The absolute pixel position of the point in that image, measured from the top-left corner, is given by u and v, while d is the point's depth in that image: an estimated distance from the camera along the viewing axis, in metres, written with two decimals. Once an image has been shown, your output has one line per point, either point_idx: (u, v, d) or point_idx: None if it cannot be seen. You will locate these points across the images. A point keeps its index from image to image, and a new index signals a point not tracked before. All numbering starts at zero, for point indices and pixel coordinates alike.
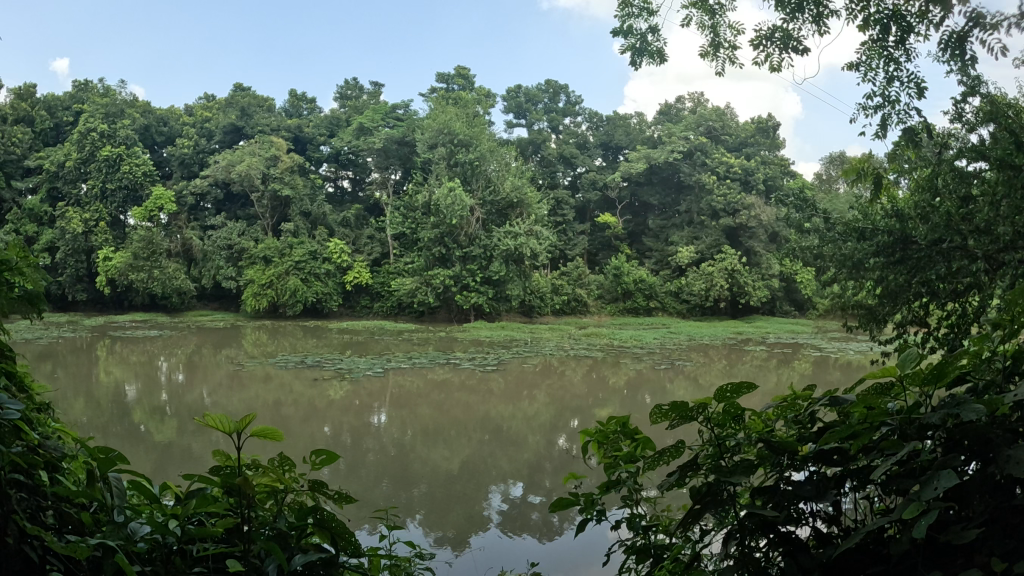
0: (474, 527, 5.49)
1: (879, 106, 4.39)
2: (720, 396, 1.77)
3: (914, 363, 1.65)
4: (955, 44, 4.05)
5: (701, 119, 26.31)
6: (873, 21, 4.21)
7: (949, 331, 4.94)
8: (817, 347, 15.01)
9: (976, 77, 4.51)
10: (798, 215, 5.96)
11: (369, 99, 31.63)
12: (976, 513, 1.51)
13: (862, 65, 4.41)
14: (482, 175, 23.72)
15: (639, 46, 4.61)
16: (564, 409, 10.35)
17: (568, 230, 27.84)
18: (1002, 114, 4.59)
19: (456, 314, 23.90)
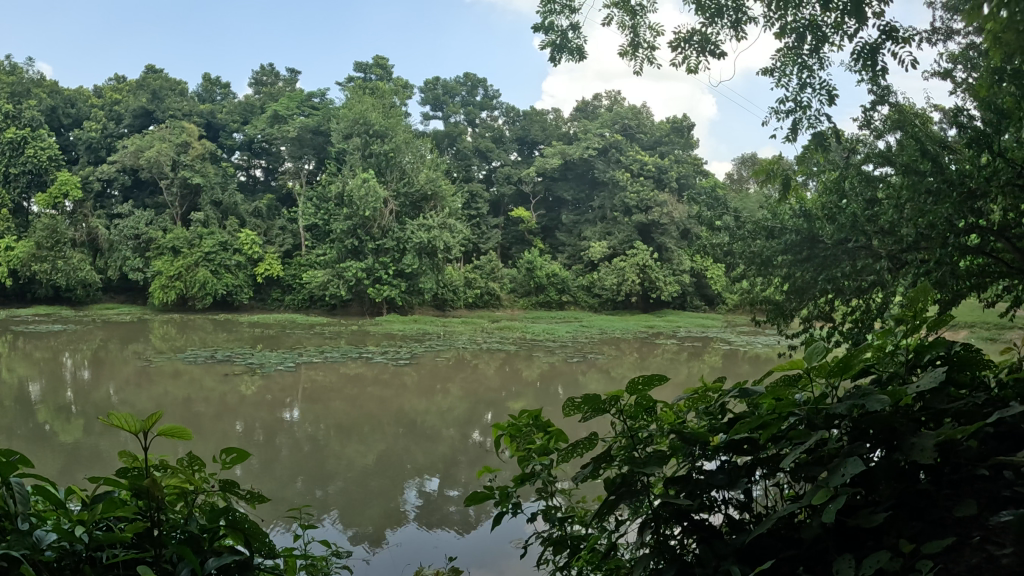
0: (391, 522, 5.46)
1: (791, 111, 4.51)
2: (631, 389, 1.80)
3: (821, 356, 1.71)
4: (868, 55, 4.18)
5: (617, 116, 26.67)
6: (790, 29, 4.32)
7: (855, 326, 5.13)
8: (725, 340, 15.34)
9: (885, 87, 4.72)
10: (710, 213, 6.11)
11: (284, 86, 30.98)
12: (883, 497, 1.59)
13: (777, 71, 4.53)
14: (397, 166, 23.50)
15: (560, 42, 4.63)
16: (478, 402, 10.39)
17: (481, 223, 27.88)
18: (907, 123, 4.91)
19: (369, 308, 23.72)
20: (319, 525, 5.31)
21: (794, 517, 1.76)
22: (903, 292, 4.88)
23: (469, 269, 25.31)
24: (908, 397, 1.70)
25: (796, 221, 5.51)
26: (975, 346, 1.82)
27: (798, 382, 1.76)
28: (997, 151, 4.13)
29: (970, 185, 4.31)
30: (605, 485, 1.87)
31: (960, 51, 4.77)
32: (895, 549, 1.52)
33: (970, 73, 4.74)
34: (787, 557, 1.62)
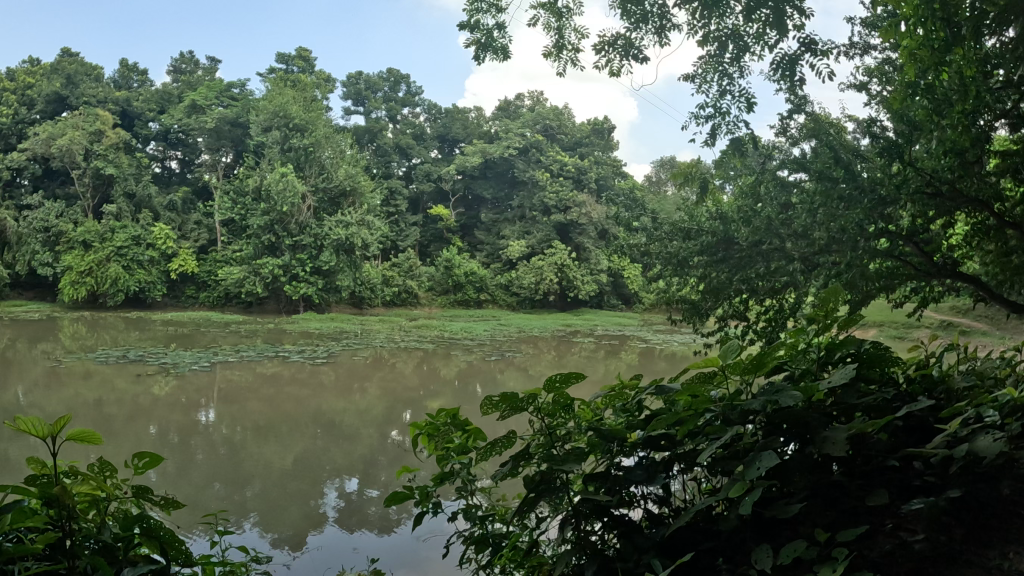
0: (312, 525, 5.39)
1: (711, 117, 4.60)
2: (548, 387, 1.82)
3: (735, 355, 1.76)
4: (786, 66, 4.29)
5: (538, 117, 26.84)
6: (712, 38, 4.41)
7: (769, 326, 5.24)
8: (641, 339, 15.57)
9: (803, 96, 4.87)
10: (627, 214, 6.19)
11: (203, 75, 30.14)
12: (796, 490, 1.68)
13: (698, 78, 4.61)
14: (316, 161, 23.20)
15: (484, 41, 4.63)
16: (397, 400, 10.35)
17: (400, 221, 27.64)
18: (822, 132, 5.09)
19: (286, 305, 23.35)
20: (238, 531, 5.20)
21: (711, 510, 1.85)
22: (816, 293, 5.02)
23: (387, 267, 25.12)
24: (824, 393, 1.85)
25: (712, 223, 5.72)
26: (881, 345, 1.98)
27: (713, 381, 1.84)
28: (908, 161, 4.32)
29: (881, 192, 4.57)
30: (524, 483, 1.89)
31: (875, 65, 4.98)
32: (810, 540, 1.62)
33: (884, 87, 4.95)
34: (707, 547, 1.71)
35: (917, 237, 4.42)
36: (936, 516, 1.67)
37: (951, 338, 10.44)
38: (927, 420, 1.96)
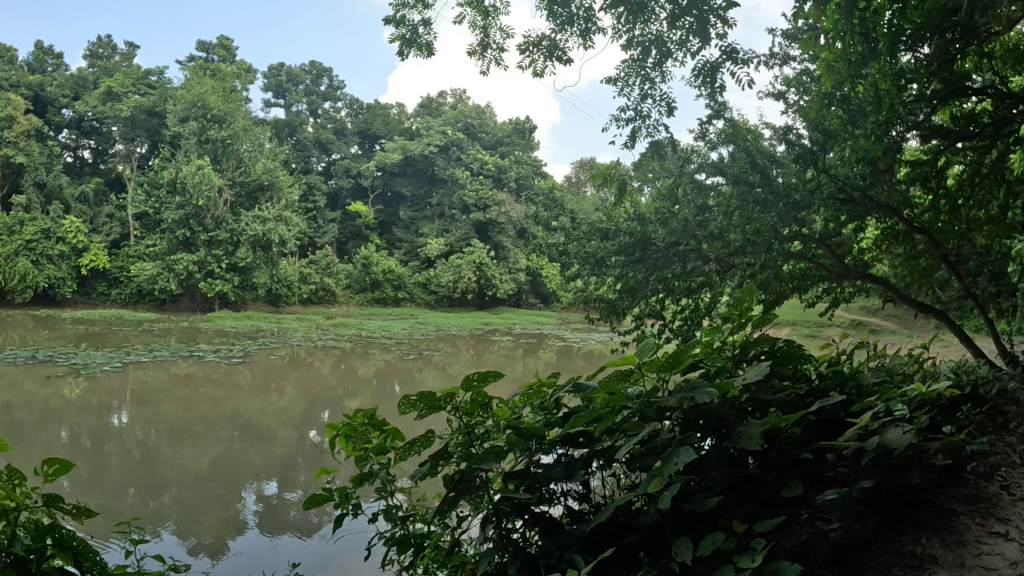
0: (231, 530, 5.28)
1: (631, 120, 4.66)
2: (466, 384, 1.84)
3: (652, 352, 1.94)
4: (707, 73, 4.36)
5: (460, 115, 26.81)
6: (635, 42, 4.45)
7: (684, 325, 5.59)
8: (559, 337, 15.68)
9: (723, 103, 4.97)
10: (546, 213, 6.25)
11: (120, 60, 28.97)
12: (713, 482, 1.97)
13: (620, 81, 4.67)
14: (233, 154, 22.66)
15: (410, 37, 4.60)
16: (315, 401, 10.20)
17: (318, 217, 27.15)
18: (740, 137, 5.19)
19: (200, 303, 23.07)
20: (154, 539, 5.06)
21: (631, 504, 2.02)
22: (728, 292, 5.26)
23: (303, 264, 24.70)
24: (742, 390, 2.16)
25: (630, 224, 5.70)
26: (794, 342, 2.28)
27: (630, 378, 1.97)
28: (823, 169, 4.55)
29: (795, 197, 4.69)
30: (444, 482, 1.91)
31: (794, 76, 5.11)
32: (729, 528, 1.93)
33: (802, 97, 5.08)
34: (629, 540, 1.88)
35: (829, 239, 4.74)
36: (850, 508, 2.07)
37: (860, 336, 10.86)
38: (838, 414, 2.45)
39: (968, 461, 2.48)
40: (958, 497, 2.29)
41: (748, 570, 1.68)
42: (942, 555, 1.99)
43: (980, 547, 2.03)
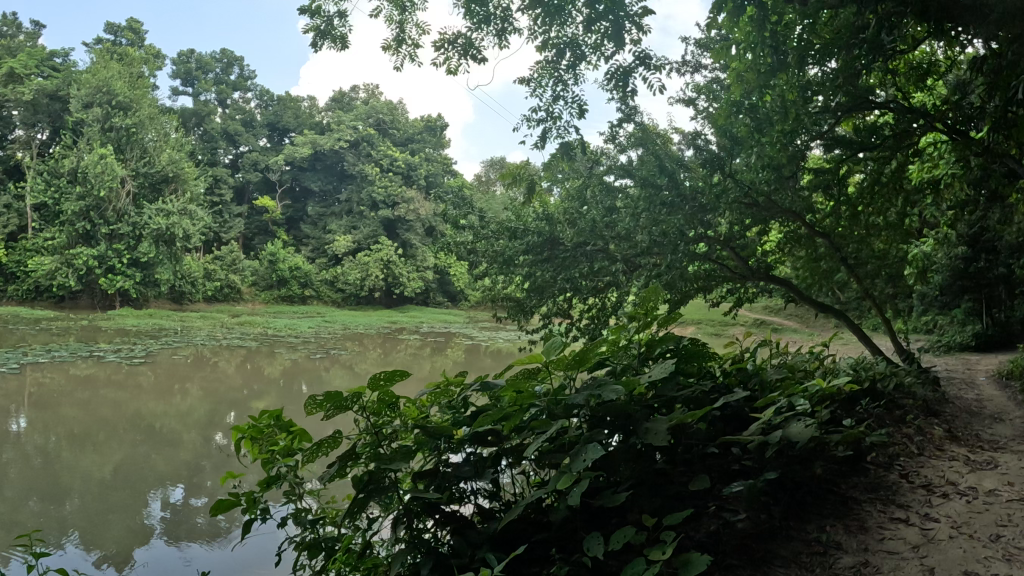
0: (137, 540, 5.10)
1: (542, 120, 4.69)
2: (374, 383, 1.84)
3: (558, 351, 1.98)
4: (620, 76, 4.40)
5: (371, 111, 26.59)
6: (550, 44, 4.47)
7: (591, 323, 5.75)
8: (467, 335, 15.65)
9: (633, 107, 5.05)
10: (455, 212, 6.26)
11: (23, 39, 27.01)
12: (622, 477, 2.04)
13: (533, 82, 4.69)
14: (138, 143, 21.82)
15: (324, 28, 4.53)
16: (220, 402, 9.94)
17: (223, 211, 25.98)
18: (649, 141, 5.26)
19: (101, 300, 21.97)
20: (57, 552, 4.85)
21: (541, 501, 2.07)
22: (635, 291, 5.41)
23: (207, 259, 23.55)
24: (647, 387, 2.22)
25: (538, 223, 5.81)
26: (698, 340, 2.36)
27: (537, 376, 2.01)
28: (728, 173, 4.75)
29: (702, 200, 4.86)
30: (353, 484, 1.89)
31: (704, 84, 5.23)
32: (637, 523, 2.01)
33: (711, 104, 5.21)
34: (541, 537, 1.94)
35: (733, 240, 5.02)
36: (754, 500, 2.17)
37: (762, 335, 11.13)
38: (743, 410, 2.55)
39: (868, 453, 2.84)
40: (860, 486, 2.61)
41: (658, 562, 1.74)
42: (846, 540, 2.23)
43: (880, 532, 2.29)
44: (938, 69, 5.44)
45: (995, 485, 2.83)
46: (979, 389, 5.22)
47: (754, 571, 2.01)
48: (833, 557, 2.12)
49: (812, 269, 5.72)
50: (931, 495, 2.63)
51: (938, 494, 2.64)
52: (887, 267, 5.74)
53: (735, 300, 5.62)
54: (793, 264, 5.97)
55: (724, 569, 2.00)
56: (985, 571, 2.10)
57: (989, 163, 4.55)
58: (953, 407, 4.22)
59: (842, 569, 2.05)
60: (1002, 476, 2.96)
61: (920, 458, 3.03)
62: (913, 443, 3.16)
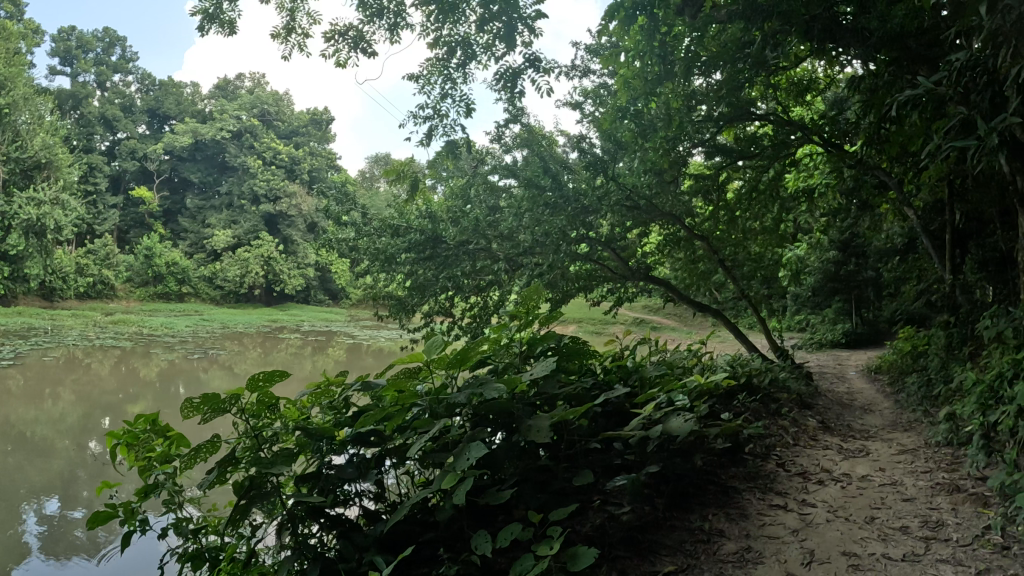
0: (12, 557, 4.80)
1: (429, 118, 4.67)
2: (253, 384, 1.82)
3: (439, 350, 2.01)
4: (509, 78, 4.43)
5: (256, 101, 26.01)
6: (442, 42, 4.46)
7: (473, 322, 5.79)
8: (349, 335, 15.38)
9: (521, 108, 5.10)
10: (338, 208, 6.19)
11: None
12: (508, 475, 2.07)
13: (422, 78, 4.69)
14: (10, 125, 19.96)
15: (213, 11, 4.32)
16: (94, 407, 9.49)
17: (97, 200, 24.06)
18: (534, 142, 5.32)
19: None
20: None
21: (428, 501, 2.08)
22: (516, 290, 5.49)
23: (79, 252, 21.97)
24: (530, 384, 2.26)
25: (421, 221, 5.81)
26: (578, 339, 2.41)
27: (418, 374, 2.04)
28: (612, 177, 4.87)
29: (584, 202, 4.98)
30: (232, 490, 1.86)
31: (591, 88, 5.33)
32: (523, 518, 2.06)
33: (597, 108, 5.33)
34: (428, 537, 1.96)
35: (612, 242, 5.20)
36: (639, 493, 2.25)
37: (641, 334, 11.50)
38: (624, 406, 2.62)
39: (746, 444, 2.95)
40: (740, 475, 2.72)
41: (546, 557, 1.79)
42: (728, 527, 2.32)
43: (760, 519, 2.40)
44: (818, 85, 5.71)
45: (867, 471, 3.00)
46: (848, 382, 5.50)
47: (642, 561, 2.07)
48: (717, 544, 2.21)
49: (690, 269, 5.96)
50: (806, 481, 2.77)
51: (812, 481, 2.79)
52: (761, 270, 6.00)
53: (614, 299, 5.76)
54: (672, 265, 6.15)
55: (611, 561, 2.05)
56: (861, 551, 2.21)
57: (861, 175, 4.83)
58: (825, 399, 4.44)
59: (724, 555, 2.14)
60: (872, 462, 3.14)
61: (796, 447, 3.19)
62: (788, 433, 3.32)
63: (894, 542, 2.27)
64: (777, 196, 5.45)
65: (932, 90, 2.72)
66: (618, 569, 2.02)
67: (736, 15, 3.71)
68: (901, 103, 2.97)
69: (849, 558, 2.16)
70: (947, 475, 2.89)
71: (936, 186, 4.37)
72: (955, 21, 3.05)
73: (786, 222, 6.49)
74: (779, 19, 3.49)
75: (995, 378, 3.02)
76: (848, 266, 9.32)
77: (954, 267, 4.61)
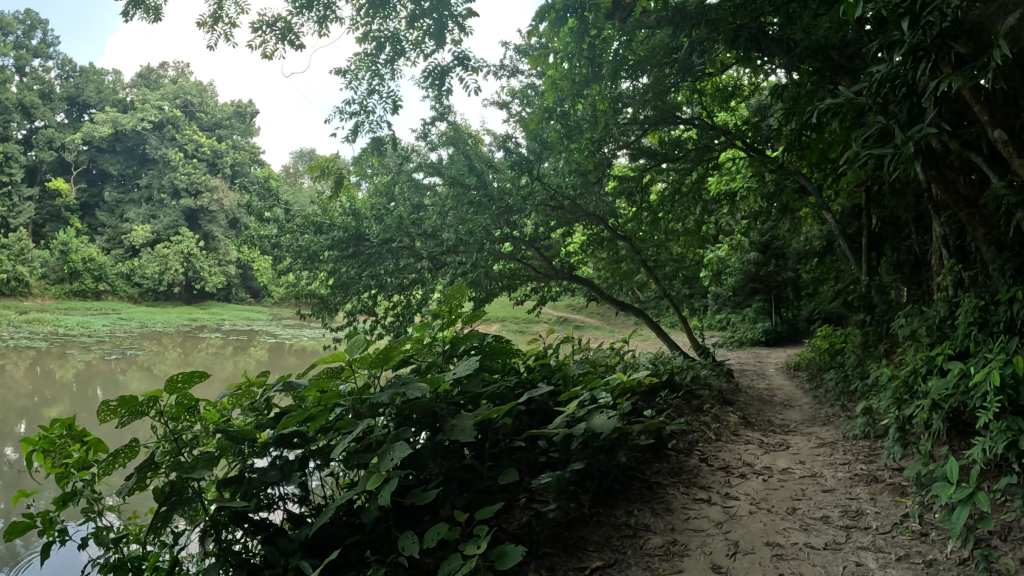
0: None
1: (355, 113, 4.63)
2: (171, 387, 1.78)
3: (361, 349, 2.00)
4: (438, 75, 4.41)
5: (179, 91, 24.66)
6: (371, 37, 4.42)
7: (396, 320, 5.77)
8: (272, 335, 15.01)
9: (448, 107, 5.10)
10: (261, 204, 6.06)
11: None
12: (433, 475, 2.08)
13: (350, 73, 4.64)
14: None
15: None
16: (4, 412, 9.04)
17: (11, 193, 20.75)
18: (461, 141, 5.33)
19: None
20: None
21: (353, 503, 2.07)
22: (440, 289, 5.49)
23: None
24: (453, 383, 2.26)
25: (344, 219, 5.75)
26: (502, 338, 2.44)
27: (341, 373, 2.03)
28: (536, 177, 4.96)
29: (508, 201, 5.02)
30: (152, 495, 1.81)
31: (519, 88, 5.35)
32: (450, 518, 2.06)
33: (524, 108, 5.35)
34: (353, 540, 1.95)
35: (537, 241, 5.31)
36: (565, 490, 2.27)
37: (565, 333, 11.60)
38: (548, 404, 2.65)
39: (669, 441, 3.00)
40: (663, 471, 2.76)
41: (473, 557, 1.80)
42: (654, 522, 2.35)
43: (684, 513, 2.44)
44: (743, 92, 5.83)
45: (788, 464, 3.07)
46: (768, 379, 5.63)
47: (570, 557, 2.08)
48: (642, 538, 2.24)
49: (613, 269, 6.06)
50: (729, 475, 2.83)
51: (735, 475, 2.84)
52: (682, 270, 6.13)
53: (538, 298, 5.79)
54: (595, 264, 6.23)
55: (539, 558, 2.06)
56: (785, 541, 2.27)
57: (782, 179, 4.95)
58: (746, 396, 4.52)
59: (650, 549, 2.17)
60: (793, 456, 3.22)
61: (718, 442, 3.24)
62: (710, 429, 3.37)
63: (815, 532, 2.33)
64: (699, 198, 5.58)
65: (853, 100, 2.80)
66: (546, 567, 2.02)
67: (665, 20, 3.79)
68: (823, 111, 3.05)
69: (772, 548, 2.21)
70: (865, 466, 2.98)
71: (854, 191, 4.51)
72: (872, 34, 3.14)
73: (708, 224, 6.60)
74: (707, 26, 3.58)
75: (909, 373, 3.13)
76: (768, 268, 9.56)
77: (870, 270, 4.85)
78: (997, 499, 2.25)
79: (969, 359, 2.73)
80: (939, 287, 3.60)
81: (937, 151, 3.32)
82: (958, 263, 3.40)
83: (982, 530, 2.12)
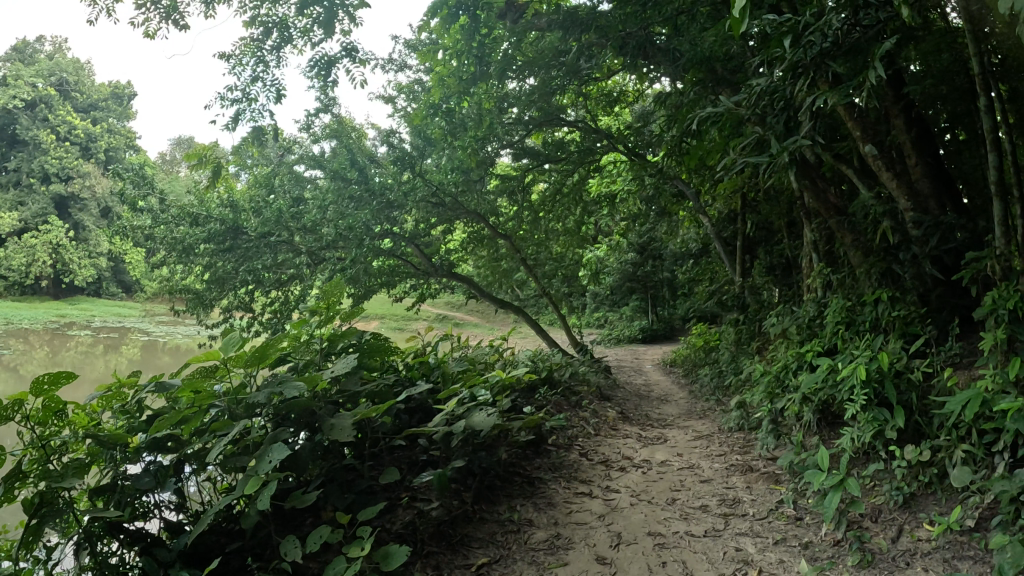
0: None
1: (237, 101, 4.50)
2: (37, 388, 1.70)
3: (237, 347, 1.96)
4: (324, 66, 4.34)
5: None
6: (259, 22, 4.31)
7: (273, 317, 5.66)
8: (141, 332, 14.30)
9: (332, 98, 5.02)
10: (134, 192, 5.76)
11: None
12: (314, 478, 2.06)
13: (233, 58, 4.52)
14: None
15: None
16: None
17: None
18: (343, 134, 5.24)
19: None
20: None
21: (232, 509, 2.04)
22: (318, 285, 5.47)
23: None
24: (331, 381, 2.24)
25: (221, 210, 5.60)
26: (381, 337, 2.45)
27: (215, 374, 1.98)
28: (418, 173, 5.00)
29: (389, 197, 4.98)
30: (19, 507, 1.73)
31: (406, 83, 5.32)
32: (332, 520, 2.05)
33: (410, 104, 5.32)
34: (232, 546, 1.91)
35: (416, 238, 5.33)
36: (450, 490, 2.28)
37: (443, 330, 11.56)
38: (427, 402, 2.66)
39: (549, 437, 3.04)
40: (544, 467, 2.80)
41: (357, 559, 1.79)
42: (536, 517, 2.38)
43: (566, 507, 2.48)
44: (626, 96, 5.94)
45: (665, 457, 3.15)
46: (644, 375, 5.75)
47: (455, 555, 2.09)
48: (526, 533, 2.26)
49: (492, 266, 6.14)
50: (609, 469, 2.88)
51: (615, 468, 2.90)
52: (561, 269, 6.27)
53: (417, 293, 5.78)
54: (475, 262, 6.29)
55: (424, 557, 2.06)
56: (666, 530, 2.33)
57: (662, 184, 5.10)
58: (623, 392, 4.61)
59: (535, 543, 2.20)
60: (670, 449, 3.30)
61: (597, 437, 3.30)
62: (589, 425, 3.43)
63: (694, 521, 2.40)
64: (579, 198, 5.69)
65: (734, 109, 2.88)
66: (431, 565, 2.03)
67: (555, 24, 3.88)
68: (703, 119, 3.15)
69: (655, 538, 2.27)
70: (740, 457, 3.07)
71: (730, 196, 4.66)
72: (752, 49, 3.28)
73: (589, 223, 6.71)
74: (595, 32, 3.70)
75: (780, 370, 3.25)
76: (645, 268, 9.72)
77: (744, 271, 5.06)
78: (867, 484, 2.36)
79: (837, 356, 2.87)
80: (808, 288, 3.76)
81: (809, 161, 3.47)
82: (826, 266, 3.56)
83: (853, 514, 2.22)
